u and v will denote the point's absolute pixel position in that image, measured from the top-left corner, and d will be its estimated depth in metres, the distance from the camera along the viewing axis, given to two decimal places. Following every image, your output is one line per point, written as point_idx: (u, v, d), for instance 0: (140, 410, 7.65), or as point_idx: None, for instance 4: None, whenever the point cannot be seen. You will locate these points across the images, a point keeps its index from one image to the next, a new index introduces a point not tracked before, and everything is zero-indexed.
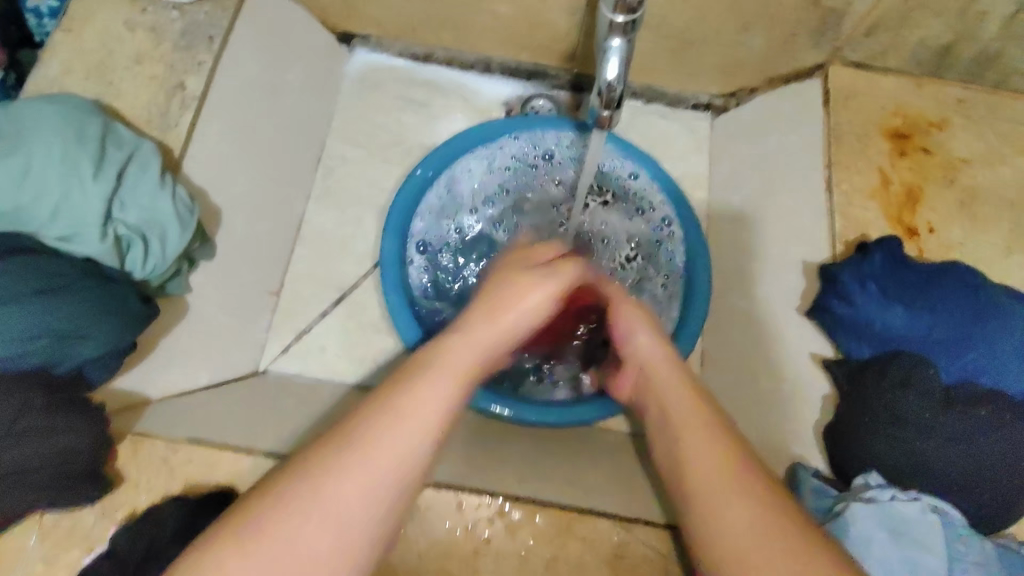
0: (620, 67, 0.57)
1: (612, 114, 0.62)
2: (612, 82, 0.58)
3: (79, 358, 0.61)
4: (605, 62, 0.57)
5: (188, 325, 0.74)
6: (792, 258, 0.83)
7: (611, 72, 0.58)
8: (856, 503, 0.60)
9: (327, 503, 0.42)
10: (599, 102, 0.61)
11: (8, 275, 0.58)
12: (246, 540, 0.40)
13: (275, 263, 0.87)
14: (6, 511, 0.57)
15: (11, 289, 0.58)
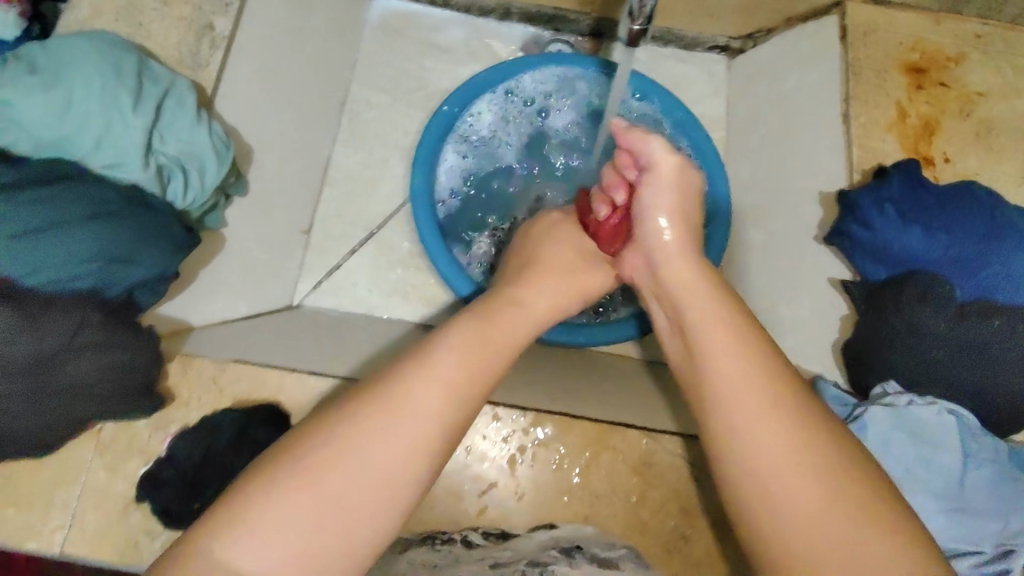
0: None
1: (643, 30, 0.63)
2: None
3: (129, 281, 0.64)
4: None
5: (228, 258, 0.78)
6: (808, 191, 0.85)
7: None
8: (875, 407, 0.63)
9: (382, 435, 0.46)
10: (630, 20, 0.63)
11: (60, 201, 0.60)
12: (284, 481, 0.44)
13: (305, 201, 0.88)
14: (67, 422, 0.60)
15: (64, 213, 0.60)
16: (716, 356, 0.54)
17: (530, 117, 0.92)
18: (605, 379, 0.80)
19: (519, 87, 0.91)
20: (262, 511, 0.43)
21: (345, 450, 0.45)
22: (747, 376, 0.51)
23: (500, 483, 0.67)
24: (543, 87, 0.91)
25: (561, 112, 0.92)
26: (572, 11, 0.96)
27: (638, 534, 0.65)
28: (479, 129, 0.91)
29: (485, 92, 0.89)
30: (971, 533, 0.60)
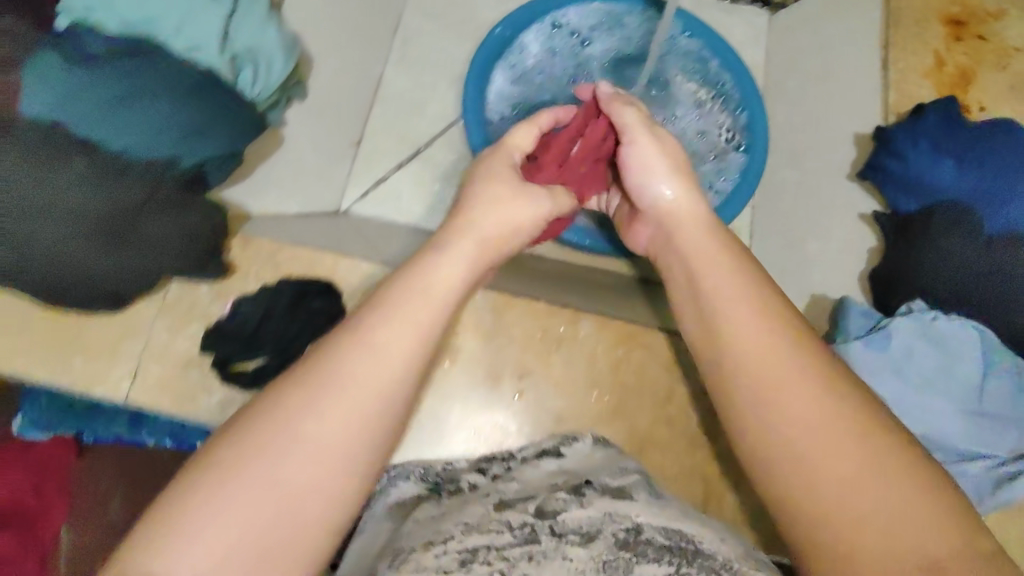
0: None
1: None
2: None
3: (200, 155, 0.67)
4: None
5: (284, 156, 0.81)
6: (842, 133, 0.88)
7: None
8: (899, 318, 0.66)
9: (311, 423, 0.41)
10: None
11: (146, 75, 0.64)
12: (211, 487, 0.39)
13: (356, 115, 0.91)
14: (141, 277, 0.65)
15: (150, 84, 0.64)
16: (727, 316, 0.50)
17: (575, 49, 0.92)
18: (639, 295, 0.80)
19: (567, 20, 0.91)
20: (180, 522, 0.38)
21: (273, 445, 0.40)
22: (769, 340, 0.47)
23: (536, 371, 0.71)
24: (590, 21, 0.92)
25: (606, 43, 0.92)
26: None
27: (666, 425, 0.69)
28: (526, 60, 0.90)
29: (533, 21, 0.90)
30: (981, 436, 0.63)
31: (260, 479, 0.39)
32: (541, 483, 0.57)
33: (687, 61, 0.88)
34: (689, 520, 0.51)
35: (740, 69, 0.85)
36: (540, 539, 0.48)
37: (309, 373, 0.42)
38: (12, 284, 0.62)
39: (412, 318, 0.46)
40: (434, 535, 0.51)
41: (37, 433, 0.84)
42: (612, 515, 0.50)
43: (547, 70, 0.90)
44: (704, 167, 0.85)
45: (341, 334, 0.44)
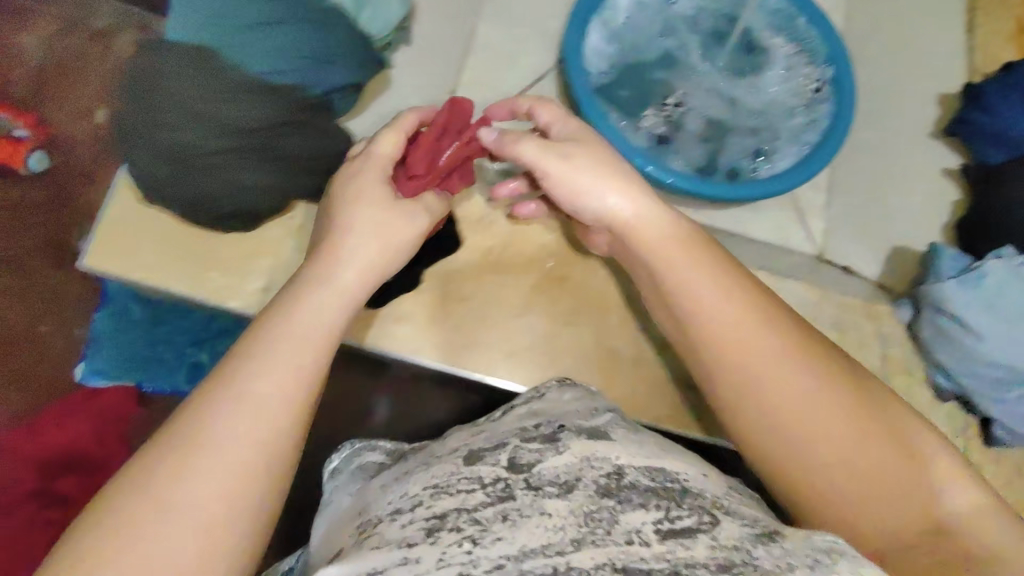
0: None
1: None
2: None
3: (327, 85, 0.70)
4: None
5: (390, 97, 0.90)
6: (925, 94, 0.90)
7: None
8: (993, 260, 0.68)
9: (229, 434, 0.46)
10: None
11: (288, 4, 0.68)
12: (135, 516, 0.42)
13: (449, 64, 0.94)
14: (277, 195, 0.69)
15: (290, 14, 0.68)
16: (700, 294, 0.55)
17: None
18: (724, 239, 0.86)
19: None
20: (111, 559, 0.40)
21: (197, 462, 0.44)
22: (735, 318, 0.54)
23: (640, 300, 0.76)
24: None
25: None
26: None
27: None
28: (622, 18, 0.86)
29: None
30: None
31: (185, 499, 0.43)
32: (507, 427, 0.50)
33: (776, 13, 0.87)
34: (669, 454, 0.46)
35: (826, 26, 0.85)
36: (516, 494, 0.43)
37: (211, 392, 0.47)
38: (169, 206, 0.69)
39: (307, 320, 0.53)
40: (397, 500, 0.46)
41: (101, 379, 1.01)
42: (592, 458, 0.44)
43: (639, 27, 0.87)
44: (794, 120, 0.85)
45: (241, 356, 0.50)
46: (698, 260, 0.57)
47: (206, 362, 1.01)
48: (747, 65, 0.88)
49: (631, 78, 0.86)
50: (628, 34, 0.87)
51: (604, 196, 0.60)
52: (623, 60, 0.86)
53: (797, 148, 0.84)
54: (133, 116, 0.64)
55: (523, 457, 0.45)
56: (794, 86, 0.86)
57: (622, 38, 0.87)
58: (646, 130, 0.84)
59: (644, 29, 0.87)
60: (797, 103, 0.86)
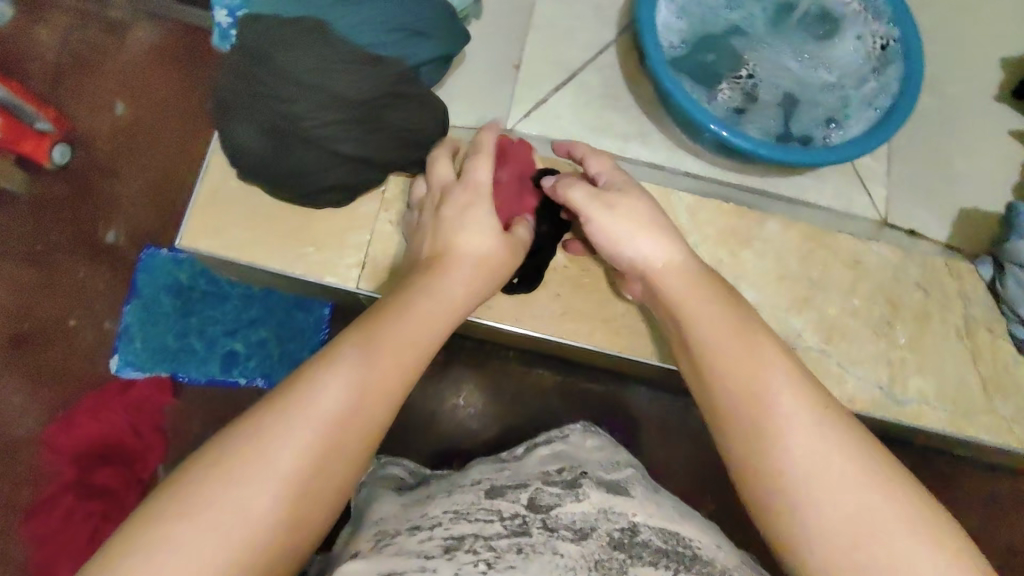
0: None
1: None
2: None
3: (421, 57, 0.72)
4: None
5: (465, 72, 0.91)
6: (987, 58, 0.91)
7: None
8: None
9: (245, 501, 0.41)
10: None
11: None
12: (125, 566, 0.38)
13: (513, 40, 0.95)
14: (376, 165, 0.70)
15: None
16: (702, 328, 0.55)
17: None
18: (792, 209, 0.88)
19: None
20: None
21: (203, 519, 0.40)
22: (742, 358, 0.52)
23: (728, 265, 0.77)
24: None
25: None
26: None
27: (850, 315, 0.76)
28: None
29: None
30: None
31: (185, 561, 0.39)
32: (536, 473, 0.63)
33: None
34: (686, 524, 0.56)
35: None
36: (531, 531, 0.52)
37: (241, 446, 0.43)
38: (265, 180, 0.69)
39: (334, 389, 0.46)
40: (419, 519, 0.57)
41: (133, 370, 1.01)
42: (609, 513, 0.54)
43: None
44: (865, 88, 0.86)
45: (266, 401, 0.45)
46: (728, 303, 0.56)
47: (242, 353, 1.01)
48: (818, 31, 0.88)
49: (701, 50, 0.86)
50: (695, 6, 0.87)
51: (635, 244, 0.60)
52: (693, 33, 0.86)
53: (872, 110, 0.84)
54: (232, 86, 0.64)
55: (542, 500, 0.56)
56: (859, 55, 0.86)
57: (690, 10, 0.87)
58: (720, 102, 0.85)
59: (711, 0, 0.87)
60: (863, 73, 0.86)
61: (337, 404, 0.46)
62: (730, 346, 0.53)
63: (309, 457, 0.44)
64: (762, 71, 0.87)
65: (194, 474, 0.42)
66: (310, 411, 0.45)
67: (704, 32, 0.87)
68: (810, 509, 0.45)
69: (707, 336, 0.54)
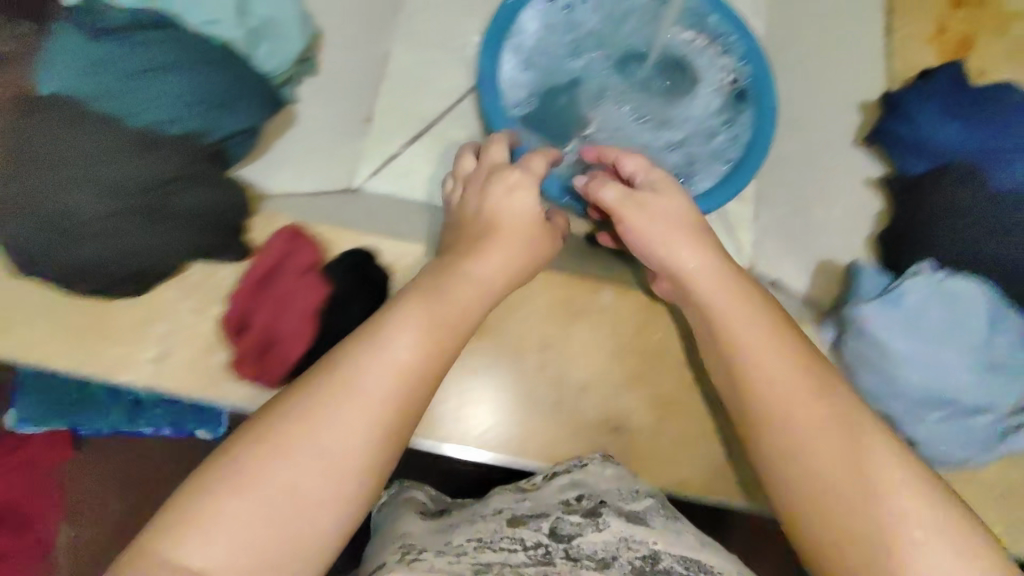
0: None
1: None
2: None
3: (226, 130, 0.67)
4: None
5: (298, 132, 0.81)
6: (848, 100, 0.89)
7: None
8: (910, 279, 0.69)
9: (286, 486, 0.48)
10: None
11: (175, 48, 0.64)
12: (198, 523, 0.46)
13: (364, 92, 0.89)
14: (165, 254, 0.65)
15: (179, 57, 0.64)
16: (743, 328, 0.58)
17: (574, 17, 0.85)
18: None
19: None
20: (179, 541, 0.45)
21: (236, 489, 0.47)
22: (774, 358, 0.56)
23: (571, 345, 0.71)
24: None
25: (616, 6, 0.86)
26: None
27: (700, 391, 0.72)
28: (529, 43, 0.84)
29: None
30: (988, 391, 0.66)
31: (229, 525, 0.46)
32: (556, 500, 0.62)
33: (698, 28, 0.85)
34: (710, 553, 0.58)
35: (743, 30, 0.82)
36: (555, 561, 0.54)
37: (286, 429, 0.49)
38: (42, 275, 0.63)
39: (378, 378, 0.52)
40: (444, 545, 0.58)
41: (30, 427, 0.87)
42: (629, 542, 0.57)
43: (550, 51, 0.84)
44: (719, 140, 0.84)
45: (305, 389, 0.51)
46: (746, 298, 0.60)
47: (147, 402, 0.90)
48: (669, 81, 0.86)
49: (548, 103, 0.83)
50: (539, 58, 0.84)
51: (678, 253, 0.62)
52: (539, 87, 0.83)
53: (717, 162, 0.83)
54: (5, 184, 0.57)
55: (563, 529, 0.59)
56: (714, 105, 0.85)
57: (535, 63, 0.84)
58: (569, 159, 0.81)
59: (556, 52, 0.85)
60: (718, 123, 0.84)
61: (381, 392, 0.52)
62: (763, 356, 0.56)
63: (360, 448, 0.50)
64: (606, 125, 0.85)
65: (220, 462, 0.48)
66: (351, 404, 0.50)
67: (549, 85, 0.84)
68: (841, 539, 0.50)
69: (745, 341, 0.57)
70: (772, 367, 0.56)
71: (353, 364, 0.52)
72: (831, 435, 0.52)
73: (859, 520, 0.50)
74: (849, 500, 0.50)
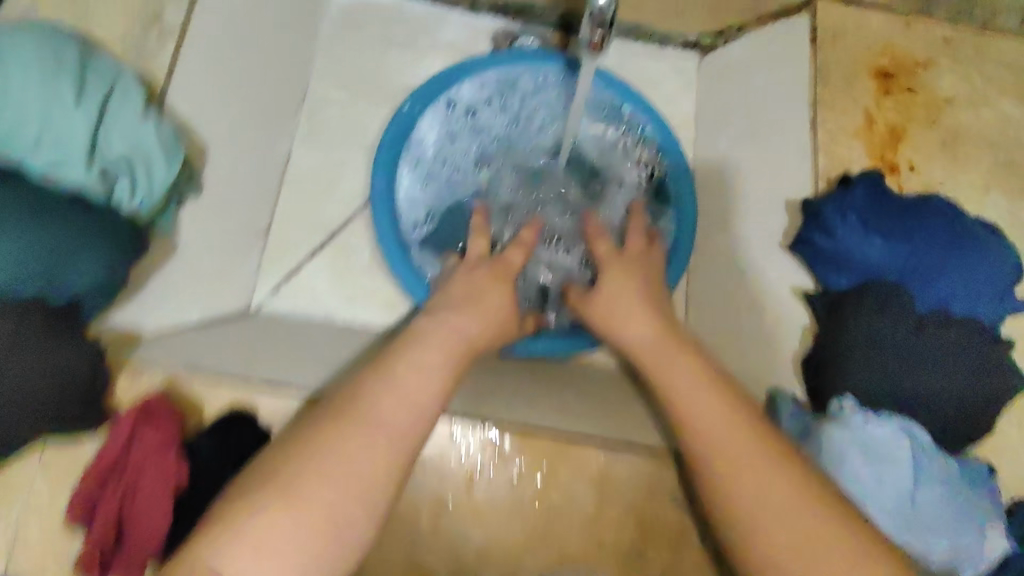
0: None
1: (603, 39, 0.58)
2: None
3: (74, 285, 0.61)
4: None
5: (178, 263, 0.75)
6: (775, 197, 0.84)
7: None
8: (832, 428, 0.65)
9: (314, 493, 0.49)
10: (589, 30, 0.58)
11: (14, 199, 0.59)
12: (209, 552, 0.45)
13: (262, 204, 0.88)
14: (5, 434, 0.59)
15: (15, 211, 0.59)
16: (675, 377, 0.63)
17: (473, 124, 0.90)
18: (571, 394, 0.78)
19: (460, 97, 0.89)
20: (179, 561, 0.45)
21: (280, 505, 0.48)
22: (717, 403, 0.60)
23: (458, 500, 0.67)
24: (483, 92, 0.90)
25: (516, 110, 0.91)
26: (539, 4, 0.95)
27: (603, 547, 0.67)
28: (428, 155, 0.89)
29: (427, 110, 0.88)
30: (920, 555, 0.62)
31: (250, 534, 0.46)
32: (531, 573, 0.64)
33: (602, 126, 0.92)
34: None
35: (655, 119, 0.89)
36: None
37: (297, 446, 0.52)
38: None
39: (391, 406, 0.55)
40: None
41: None
42: None
43: (452, 160, 0.89)
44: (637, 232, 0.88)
45: (331, 413, 0.54)
46: (693, 362, 0.64)
47: None
48: (578, 180, 0.91)
49: (450, 210, 0.88)
50: (439, 169, 0.89)
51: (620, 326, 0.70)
52: (439, 198, 0.88)
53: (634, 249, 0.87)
54: None
55: None
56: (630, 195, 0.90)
57: (434, 174, 0.89)
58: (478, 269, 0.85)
59: (456, 161, 0.90)
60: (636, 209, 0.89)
61: (388, 426, 0.54)
62: (700, 401, 0.60)
63: (371, 468, 0.51)
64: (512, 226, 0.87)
65: (278, 477, 0.49)
66: (364, 425, 0.53)
67: (450, 194, 0.89)
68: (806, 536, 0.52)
69: (695, 397, 0.61)
70: (694, 404, 0.61)
71: (374, 397, 0.55)
72: (780, 479, 0.55)
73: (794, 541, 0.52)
74: (831, 550, 0.51)
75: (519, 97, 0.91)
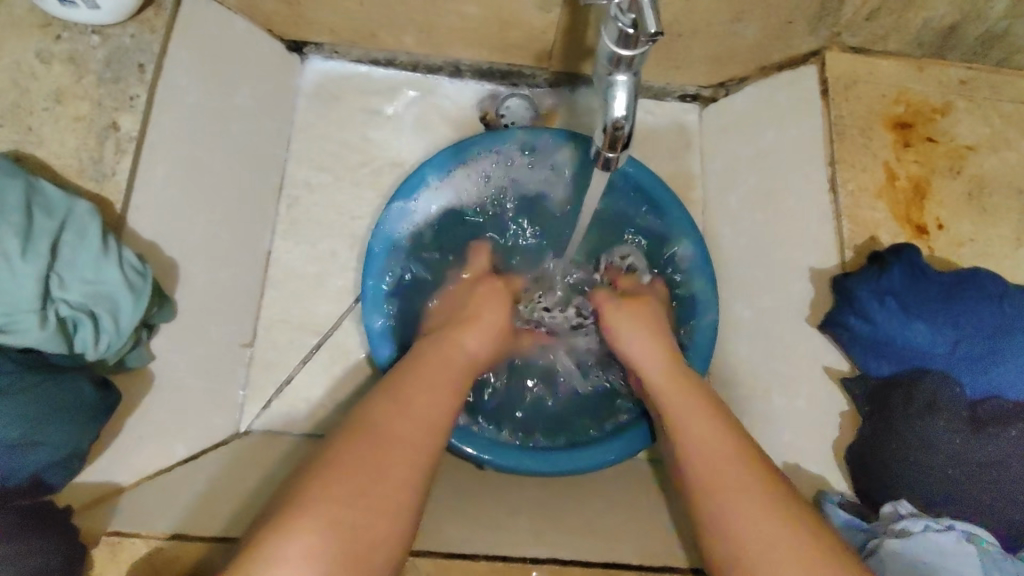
0: (628, 101, 0.55)
1: (617, 154, 0.59)
2: (621, 56, 0.53)
3: (34, 464, 0.55)
4: (613, 97, 0.55)
5: (158, 398, 0.68)
6: (795, 265, 0.79)
7: (620, 109, 0.55)
8: (888, 541, 0.59)
9: (364, 483, 0.53)
10: (603, 141, 0.59)
11: None
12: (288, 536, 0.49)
13: (244, 311, 0.82)
14: None
15: None
16: (690, 431, 0.63)
17: (468, 211, 0.86)
18: (594, 498, 0.72)
19: (452, 185, 0.84)
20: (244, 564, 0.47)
21: (333, 492, 0.51)
22: (712, 441, 0.62)
23: None
24: (474, 176, 0.85)
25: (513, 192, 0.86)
26: (527, 66, 0.89)
27: None
28: (421, 247, 0.83)
29: (415, 197, 0.83)
30: None
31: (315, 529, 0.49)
32: None
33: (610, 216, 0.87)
34: None
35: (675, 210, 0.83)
36: None
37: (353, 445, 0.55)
38: None
39: (420, 415, 0.59)
40: None
41: None
42: None
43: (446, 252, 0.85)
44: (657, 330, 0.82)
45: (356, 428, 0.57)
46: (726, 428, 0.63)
47: None
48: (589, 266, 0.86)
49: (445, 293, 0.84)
50: (435, 260, 0.84)
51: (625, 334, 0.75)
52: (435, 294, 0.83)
53: None
54: None
55: None
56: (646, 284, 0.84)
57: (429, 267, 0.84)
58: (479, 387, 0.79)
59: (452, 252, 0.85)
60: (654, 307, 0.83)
61: (425, 418, 0.60)
62: (702, 429, 0.63)
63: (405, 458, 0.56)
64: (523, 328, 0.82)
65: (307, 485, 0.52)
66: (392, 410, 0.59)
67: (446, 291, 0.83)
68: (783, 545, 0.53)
69: (689, 427, 0.64)
70: (701, 441, 0.62)
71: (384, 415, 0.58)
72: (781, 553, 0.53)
73: (752, 525, 0.55)
74: None
75: (516, 179, 0.86)
